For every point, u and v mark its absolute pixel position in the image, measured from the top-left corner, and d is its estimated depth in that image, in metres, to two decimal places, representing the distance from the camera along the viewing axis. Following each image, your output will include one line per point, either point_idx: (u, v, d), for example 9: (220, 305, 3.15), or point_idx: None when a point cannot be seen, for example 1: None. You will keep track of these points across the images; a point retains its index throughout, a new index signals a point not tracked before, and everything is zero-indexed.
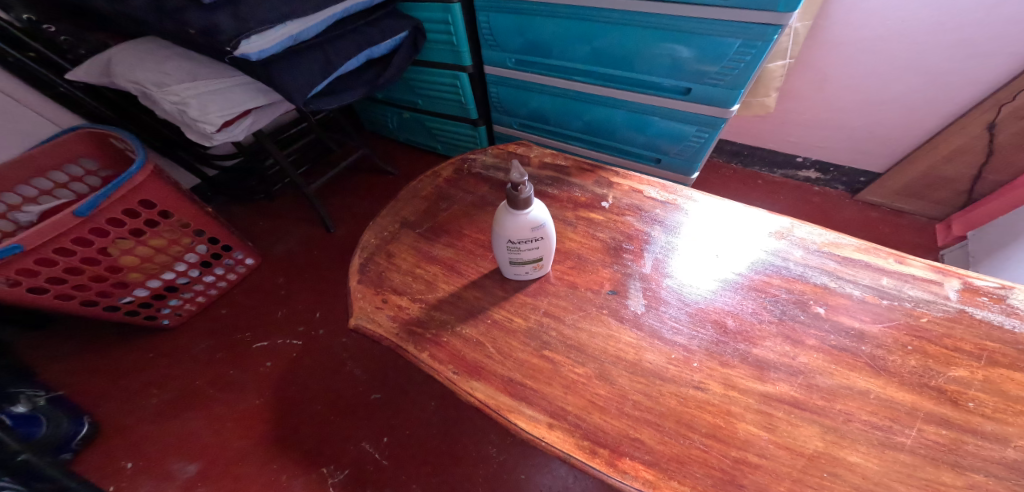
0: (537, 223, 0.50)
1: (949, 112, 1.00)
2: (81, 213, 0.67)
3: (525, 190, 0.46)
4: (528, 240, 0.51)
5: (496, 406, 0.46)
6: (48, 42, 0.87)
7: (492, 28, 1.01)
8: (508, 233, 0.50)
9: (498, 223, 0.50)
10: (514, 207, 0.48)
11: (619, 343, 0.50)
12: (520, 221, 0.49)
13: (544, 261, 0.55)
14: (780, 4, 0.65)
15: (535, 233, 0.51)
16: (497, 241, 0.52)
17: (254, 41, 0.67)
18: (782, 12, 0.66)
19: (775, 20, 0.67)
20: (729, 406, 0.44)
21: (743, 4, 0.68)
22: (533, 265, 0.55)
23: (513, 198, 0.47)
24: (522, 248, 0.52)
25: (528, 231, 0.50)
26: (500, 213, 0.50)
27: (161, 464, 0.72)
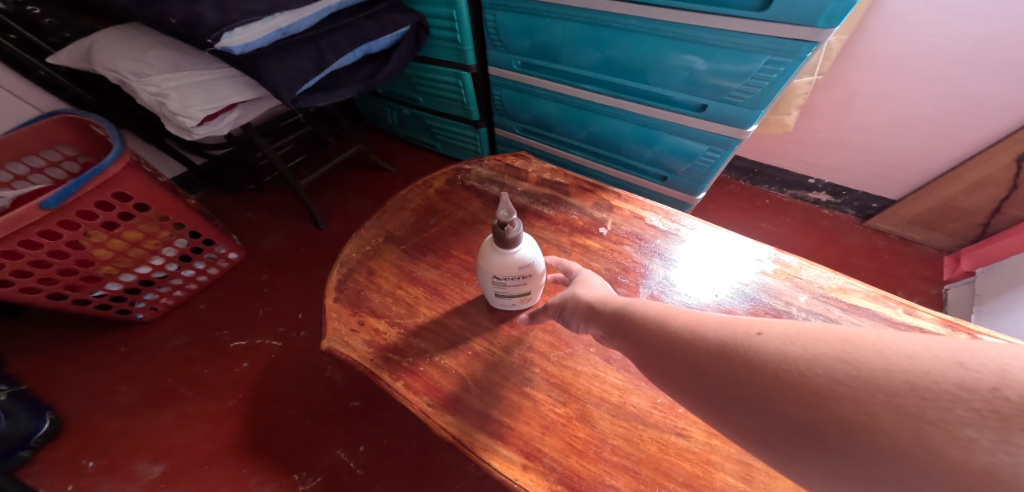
0: (527, 260, 0.47)
1: (981, 139, 0.96)
2: (47, 206, 0.64)
3: (513, 228, 0.44)
4: (515, 277, 0.48)
5: (470, 442, 0.43)
6: (31, 25, 0.84)
7: (498, 26, 0.96)
8: (493, 269, 0.47)
9: (484, 258, 0.48)
10: (502, 245, 0.45)
11: (604, 384, 0.48)
12: (508, 259, 0.46)
13: (532, 295, 0.52)
14: (820, 19, 0.60)
15: (522, 271, 0.48)
16: (481, 274, 0.49)
17: (237, 34, 0.67)
18: (821, 28, 0.61)
19: (812, 36, 0.62)
20: (709, 454, 0.42)
21: (779, 17, 0.63)
22: (520, 298, 0.52)
23: (499, 236, 0.44)
24: (508, 285, 0.49)
25: (515, 269, 0.47)
26: (486, 248, 0.47)
27: (124, 464, 0.70)
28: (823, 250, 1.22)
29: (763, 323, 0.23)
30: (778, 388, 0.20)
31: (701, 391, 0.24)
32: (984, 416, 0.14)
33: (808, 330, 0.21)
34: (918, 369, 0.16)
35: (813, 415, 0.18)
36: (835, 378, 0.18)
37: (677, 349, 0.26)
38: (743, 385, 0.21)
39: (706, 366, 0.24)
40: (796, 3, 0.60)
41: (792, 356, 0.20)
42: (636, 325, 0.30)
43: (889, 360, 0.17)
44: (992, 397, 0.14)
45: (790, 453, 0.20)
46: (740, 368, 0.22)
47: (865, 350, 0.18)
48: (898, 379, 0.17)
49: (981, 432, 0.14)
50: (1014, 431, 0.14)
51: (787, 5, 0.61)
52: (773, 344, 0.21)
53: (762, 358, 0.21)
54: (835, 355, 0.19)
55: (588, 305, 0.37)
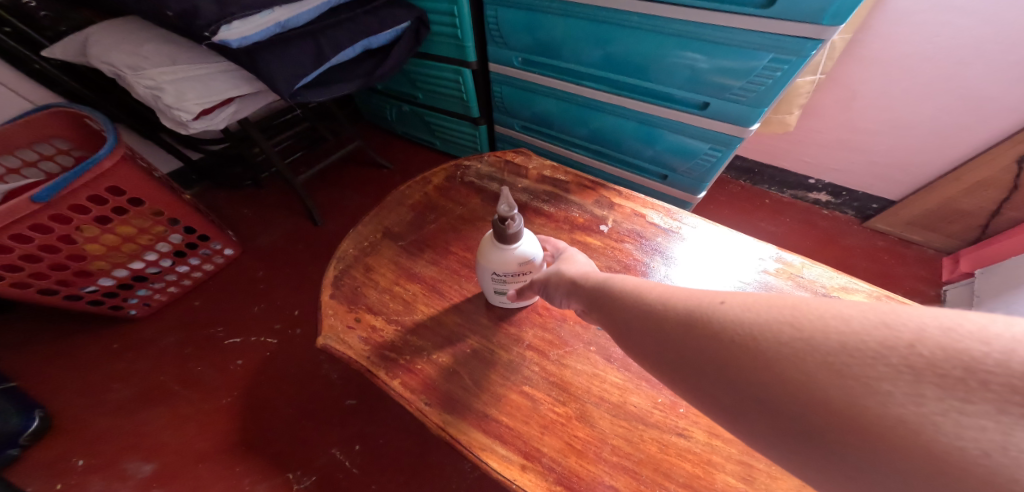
0: (527, 256, 0.46)
1: (982, 140, 0.96)
2: (39, 199, 0.62)
3: (514, 223, 0.43)
4: (515, 274, 0.47)
5: (467, 442, 0.42)
6: (28, 19, 0.83)
7: (499, 23, 0.96)
8: (492, 266, 0.46)
9: (483, 254, 0.47)
10: (502, 241, 0.45)
11: (604, 383, 0.47)
12: (507, 255, 0.46)
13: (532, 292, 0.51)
14: (825, 17, 0.59)
15: (522, 268, 0.47)
16: (481, 271, 0.48)
17: (236, 27, 0.68)
18: (826, 26, 0.60)
19: (816, 34, 0.61)
20: (710, 454, 0.41)
21: (781, 15, 0.63)
22: None
23: (499, 231, 0.43)
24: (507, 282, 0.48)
25: (515, 265, 0.46)
26: (485, 243, 0.47)
27: (115, 463, 0.69)
28: (823, 251, 1.22)
29: (726, 293, 0.25)
30: (733, 353, 0.22)
31: (665, 358, 0.26)
32: (900, 370, 0.16)
33: (763, 299, 0.23)
34: (850, 330, 0.18)
35: (758, 376, 0.20)
36: (782, 342, 0.20)
37: (648, 320, 0.28)
38: (703, 349, 0.23)
39: (671, 333, 0.26)
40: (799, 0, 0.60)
41: (748, 322, 0.22)
42: (614, 298, 0.32)
43: (827, 323, 0.19)
44: (909, 353, 0.17)
45: (736, 411, 0.22)
46: (702, 334, 0.24)
47: (810, 317, 0.20)
48: (833, 340, 0.19)
49: (895, 385, 0.16)
50: (924, 383, 0.16)
51: (791, 3, 0.61)
52: (732, 312, 0.23)
53: (721, 325, 0.23)
54: (784, 320, 0.21)
55: (573, 281, 0.38)
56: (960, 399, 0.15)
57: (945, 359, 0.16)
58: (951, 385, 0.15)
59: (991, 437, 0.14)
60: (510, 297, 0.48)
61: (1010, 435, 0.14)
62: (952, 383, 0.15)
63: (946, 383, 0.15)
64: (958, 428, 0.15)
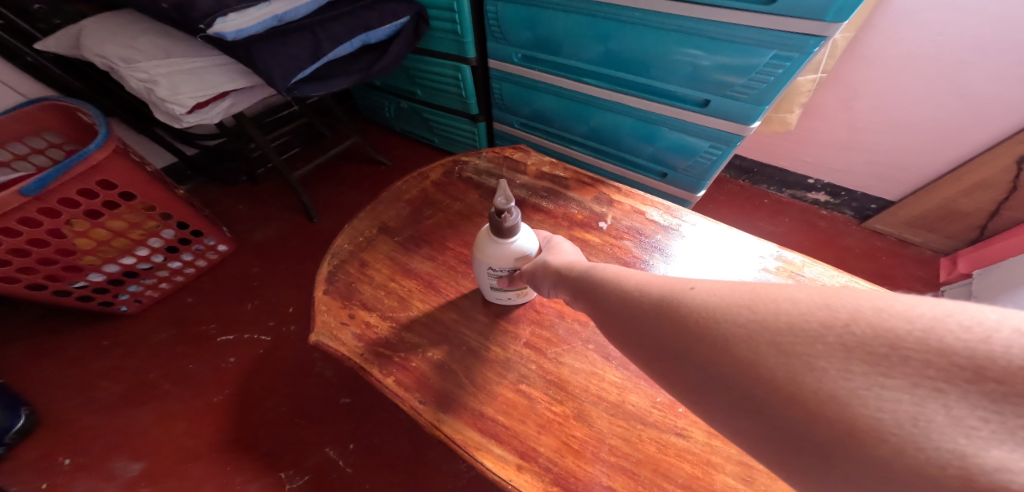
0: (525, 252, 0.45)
1: (983, 140, 0.96)
2: (28, 192, 0.61)
3: (511, 216, 0.42)
4: (510, 269, 0.46)
5: (462, 441, 0.41)
6: (20, 11, 0.81)
7: (499, 19, 0.95)
8: (488, 260, 0.46)
9: (479, 248, 0.46)
10: (497, 234, 0.44)
11: (602, 381, 0.46)
12: (503, 250, 0.45)
13: (528, 289, 0.51)
14: (829, 13, 0.59)
15: (518, 263, 0.46)
16: (477, 266, 0.47)
17: (231, 20, 0.68)
18: (830, 23, 0.59)
19: (820, 31, 0.60)
20: (709, 455, 0.41)
21: (784, 11, 0.62)
22: (516, 292, 0.50)
23: (495, 224, 0.43)
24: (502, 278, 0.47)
25: (511, 260, 0.45)
26: (482, 238, 0.46)
27: (102, 462, 0.68)
28: (821, 251, 1.21)
29: (696, 280, 0.25)
30: (692, 335, 0.22)
31: (633, 341, 0.27)
32: (835, 347, 0.17)
33: (726, 284, 0.23)
34: (798, 311, 0.19)
35: (711, 356, 0.21)
36: (737, 322, 0.21)
37: (623, 307, 0.29)
38: (667, 331, 0.24)
39: (641, 317, 0.26)
40: None
41: (708, 305, 0.23)
42: (595, 285, 0.33)
43: (779, 305, 0.20)
44: (843, 332, 0.17)
45: (693, 391, 0.23)
46: (668, 317, 0.24)
47: (765, 299, 0.21)
48: (782, 320, 0.19)
49: (830, 362, 0.17)
50: (854, 360, 0.16)
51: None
52: (697, 296, 0.24)
53: (686, 308, 0.23)
54: (741, 302, 0.21)
55: (557, 271, 0.39)
56: (882, 374, 0.16)
57: (873, 337, 0.16)
58: (876, 361, 0.16)
59: (906, 408, 0.15)
60: (500, 283, 0.48)
61: (923, 408, 0.15)
62: (878, 359, 0.16)
63: (872, 358, 0.16)
64: (879, 401, 0.15)
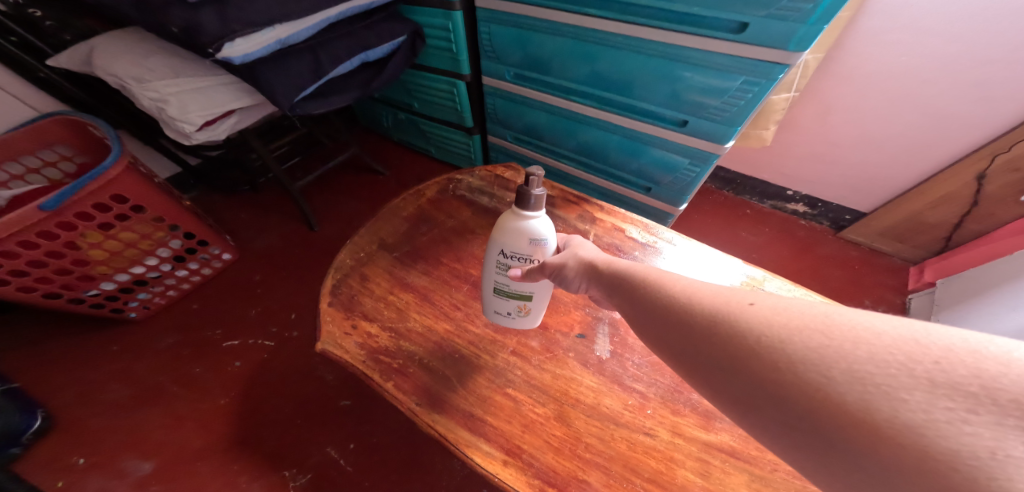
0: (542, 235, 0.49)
1: (947, 156, 1.04)
2: (47, 207, 0.64)
3: (536, 189, 0.47)
4: (522, 253, 0.50)
5: (454, 439, 0.46)
6: (31, 27, 0.85)
7: (492, 39, 1.00)
8: (505, 238, 0.50)
9: (501, 225, 0.50)
10: (521, 207, 0.48)
11: (581, 386, 0.52)
12: (523, 230, 0.48)
13: (529, 303, 0.54)
14: (791, 42, 0.64)
15: (530, 247, 0.49)
16: (492, 246, 0.52)
17: (238, 44, 0.71)
18: (792, 51, 0.65)
19: (784, 59, 0.66)
20: (673, 452, 0.47)
21: (751, 39, 0.68)
22: (518, 304, 0.54)
23: (522, 194, 0.47)
24: (512, 265, 0.51)
25: (525, 241, 0.49)
26: (506, 218, 0.50)
27: (114, 461, 0.71)
28: (799, 259, 1.28)
29: (758, 298, 0.29)
30: (760, 349, 0.26)
31: (690, 348, 0.30)
32: (921, 382, 0.20)
33: (794, 308, 0.27)
34: (881, 343, 0.23)
35: (786, 372, 0.24)
36: (808, 346, 0.24)
37: (677, 315, 0.32)
38: (727, 342, 0.28)
39: (700, 323, 0.30)
40: (768, 27, 0.65)
41: (777, 324, 0.26)
42: (639, 286, 0.37)
43: (857, 335, 0.24)
44: (933, 368, 0.21)
45: (732, 397, 0.28)
46: (732, 329, 0.28)
47: (838, 327, 0.25)
48: (862, 351, 0.23)
49: (913, 394, 0.20)
50: (940, 395, 0.20)
51: (761, 29, 0.66)
52: (763, 314, 0.28)
53: (747, 321, 0.28)
54: (814, 327, 0.25)
55: (595, 265, 0.44)
56: (968, 410, 0.19)
57: (968, 376, 0.20)
58: (962, 397, 0.19)
59: (985, 442, 0.18)
60: (513, 276, 0.49)
61: (1001, 442, 0.18)
62: (968, 395, 0.19)
63: (962, 395, 0.19)
64: (960, 433, 0.19)
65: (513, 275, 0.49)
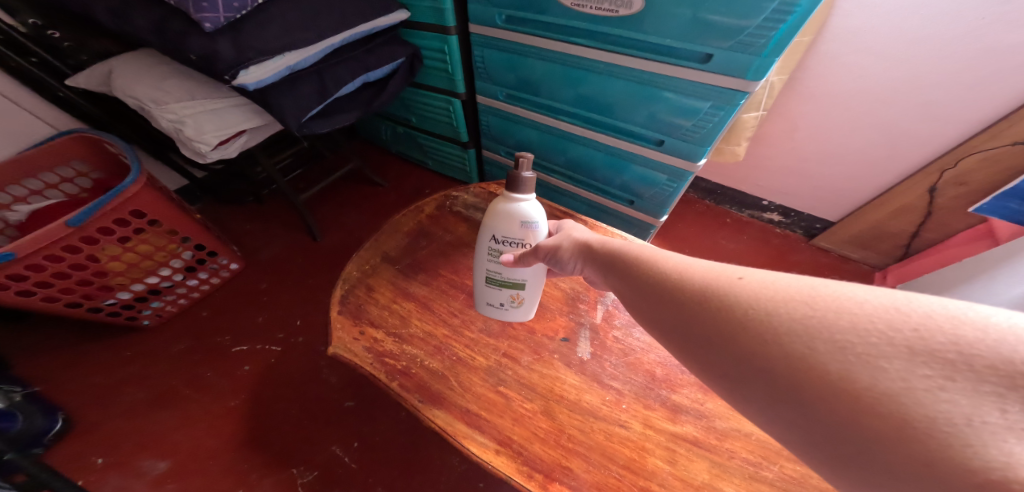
0: (531, 218, 0.58)
1: (902, 170, 1.13)
2: (73, 224, 0.70)
3: (525, 174, 0.57)
4: (516, 233, 0.59)
5: (452, 432, 0.52)
6: (50, 47, 0.91)
7: (486, 62, 1.08)
8: (502, 220, 0.59)
9: (497, 208, 0.60)
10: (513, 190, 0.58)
11: (564, 384, 0.59)
12: (515, 211, 0.58)
13: (521, 295, 0.63)
14: (748, 73, 0.72)
15: (522, 227, 0.59)
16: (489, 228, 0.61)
17: (252, 72, 0.78)
18: (750, 80, 0.73)
19: (743, 87, 0.74)
20: (644, 442, 0.54)
21: (716, 69, 0.76)
22: (511, 295, 0.63)
23: (514, 178, 0.57)
24: (505, 249, 0.61)
25: (518, 222, 0.59)
26: (501, 200, 0.60)
27: (131, 461, 0.76)
28: (774, 265, 1.37)
29: (749, 274, 0.33)
30: (751, 321, 0.30)
31: (687, 321, 0.34)
32: (901, 351, 0.24)
33: (783, 283, 0.31)
34: (862, 312, 0.26)
35: (775, 342, 0.28)
36: (793, 316, 0.28)
37: (675, 292, 0.36)
38: (721, 314, 0.32)
39: (698, 297, 0.34)
40: (728, 59, 0.73)
41: (766, 298, 0.30)
42: (637, 264, 0.42)
43: (840, 305, 0.27)
44: (911, 337, 0.24)
45: (722, 367, 0.32)
46: (726, 301, 0.32)
47: (821, 299, 0.28)
48: (843, 320, 0.26)
49: (891, 363, 0.24)
50: (918, 363, 0.23)
51: (723, 61, 0.74)
52: (752, 288, 0.31)
53: (738, 294, 0.32)
54: (800, 300, 0.29)
55: (590, 245, 0.50)
56: (944, 377, 0.22)
57: (947, 343, 0.23)
58: (938, 364, 0.23)
59: (962, 409, 0.22)
60: (505, 262, 0.58)
61: (977, 409, 0.21)
62: (946, 363, 0.23)
63: (939, 363, 0.23)
64: (939, 399, 0.22)
65: (506, 261, 0.58)
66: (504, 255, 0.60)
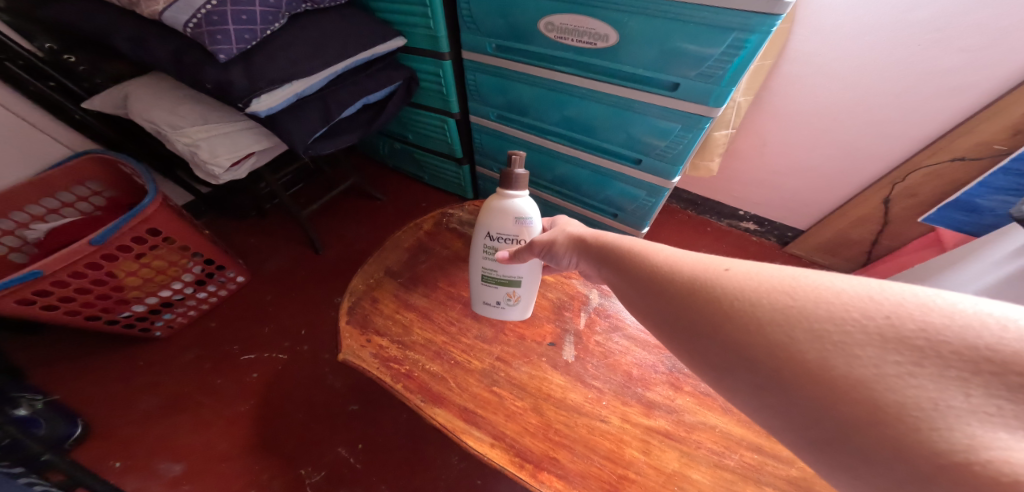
0: (524, 214, 0.67)
1: (860, 183, 1.24)
2: (96, 242, 0.75)
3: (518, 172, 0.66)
4: (512, 226, 0.68)
5: (452, 428, 0.59)
6: (66, 71, 0.99)
7: (478, 85, 1.16)
8: (499, 215, 0.68)
9: (494, 204, 0.68)
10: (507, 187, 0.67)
11: (551, 383, 0.67)
12: (510, 205, 0.67)
13: (517, 293, 0.72)
14: (710, 100, 0.81)
15: (517, 221, 0.68)
16: (488, 222, 0.69)
17: (263, 100, 0.86)
18: (712, 106, 0.81)
19: (706, 112, 0.83)
20: (622, 435, 0.61)
21: (683, 96, 0.84)
22: (507, 293, 0.72)
23: (508, 177, 0.66)
24: (502, 244, 0.69)
25: (513, 216, 0.67)
26: (497, 197, 0.68)
27: (148, 464, 0.81)
28: None
29: (735, 265, 0.36)
30: (737, 310, 0.33)
31: (679, 311, 0.37)
32: (874, 339, 0.27)
33: (767, 274, 0.34)
34: (838, 302, 0.29)
35: (759, 331, 0.31)
36: (775, 306, 0.31)
37: (667, 284, 0.39)
38: (708, 304, 0.35)
39: (687, 287, 0.37)
40: (692, 88, 0.82)
41: (751, 289, 0.33)
42: (631, 257, 0.46)
43: (819, 295, 0.30)
44: (884, 325, 0.27)
45: (707, 354, 0.35)
46: (714, 291, 0.35)
47: (802, 289, 0.31)
48: (822, 309, 0.29)
49: (865, 351, 0.27)
50: (891, 350, 0.26)
51: (688, 89, 0.82)
52: (737, 279, 0.35)
53: (726, 285, 0.35)
54: (782, 290, 0.32)
55: (584, 239, 0.56)
56: (914, 363, 0.25)
57: (916, 331, 0.26)
58: (909, 351, 0.26)
59: (929, 394, 0.25)
60: (501, 258, 0.66)
61: (942, 394, 0.24)
62: (915, 350, 0.26)
63: (908, 349, 0.26)
64: (909, 384, 0.25)
65: (501, 257, 0.66)
66: (499, 251, 0.69)
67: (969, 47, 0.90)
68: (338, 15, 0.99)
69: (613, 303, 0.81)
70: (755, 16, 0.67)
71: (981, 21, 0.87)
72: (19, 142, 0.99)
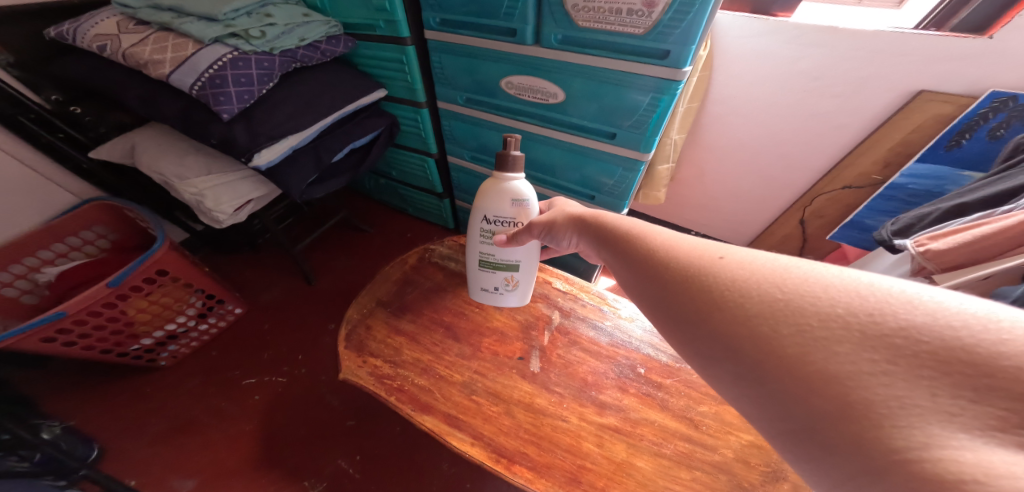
0: (522, 196, 0.81)
1: (778, 208, 1.46)
2: (113, 284, 0.83)
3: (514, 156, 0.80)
4: (511, 206, 0.82)
5: (439, 430, 0.72)
6: (72, 121, 1.07)
7: (452, 130, 1.32)
8: (498, 198, 0.82)
9: (495, 186, 0.82)
10: (506, 169, 0.81)
11: (521, 391, 0.81)
12: (509, 186, 0.81)
13: (515, 279, 0.92)
14: (641, 148, 1.00)
15: (516, 200, 0.81)
16: (490, 203, 0.83)
17: (263, 154, 0.97)
18: (643, 152, 1.00)
19: (639, 157, 1.02)
20: (579, 431, 0.75)
21: (621, 142, 1.02)
22: (508, 279, 0.91)
23: (506, 160, 0.80)
24: (501, 228, 0.84)
25: (512, 196, 0.81)
26: (496, 179, 0.82)
27: (161, 480, 0.88)
28: None
29: (733, 254, 0.39)
30: (730, 298, 0.35)
31: (674, 296, 0.39)
32: (855, 334, 0.29)
33: (763, 265, 0.36)
34: (825, 296, 0.32)
35: (748, 320, 0.33)
36: (766, 298, 0.34)
37: (667, 267, 0.42)
38: (702, 290, 0.37)
39: (684, 273, 0.40)
40: (628, 137, 1.00)
41: (746, 278, 0.36)
42: (632, 241, 0.49)
43: (808, 288, 0.33)
44: (866, 323, 0.29)
45: (692, 339, 0.38)
46: (709, 277, 0.38)
47: (793, 281, 0.34)
48: (808, 302, 0.32)
49: (843, 348, 0.29)
50: (869, 348, 0.29)
51: (624, 138, 1.01)
52: (733, 266, 0.37)
53: (722, 273, 0.37)
54: (776, 281, 0.34)
55: (586, 221, 0.62)
56: (887, 361, 0.28)
57: (896, 330, 0.29)
58: (888, 349, 0.28)
59: (896, 392, 0.27)
60: (497, 241, 0.82)
61: (908, 393, 0.27)
62: (891, 347, 0.28)
63: (885, 347, 0.28)
64: (879, 383, 0.28)
65: (498, 240, 0.82)
66: (495, 235, 0.84)
67: (840, 94, 1.13)
68: (326, 73, 1.13)
69: (573, 322, 0.96)
70: (662, 80, 0.85)
71: (848, 73, 1.09)
72: (28, 190, 1.07)
